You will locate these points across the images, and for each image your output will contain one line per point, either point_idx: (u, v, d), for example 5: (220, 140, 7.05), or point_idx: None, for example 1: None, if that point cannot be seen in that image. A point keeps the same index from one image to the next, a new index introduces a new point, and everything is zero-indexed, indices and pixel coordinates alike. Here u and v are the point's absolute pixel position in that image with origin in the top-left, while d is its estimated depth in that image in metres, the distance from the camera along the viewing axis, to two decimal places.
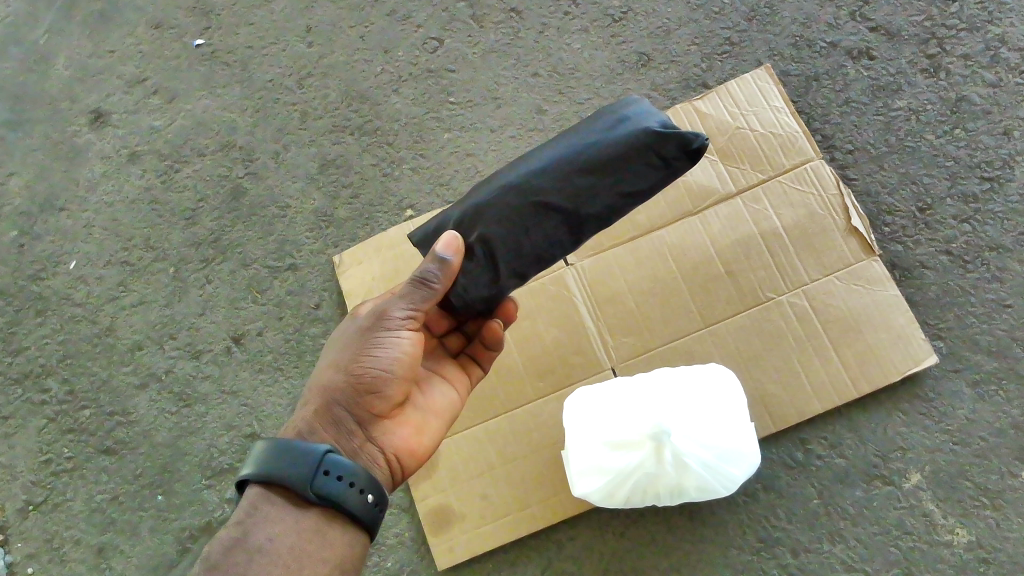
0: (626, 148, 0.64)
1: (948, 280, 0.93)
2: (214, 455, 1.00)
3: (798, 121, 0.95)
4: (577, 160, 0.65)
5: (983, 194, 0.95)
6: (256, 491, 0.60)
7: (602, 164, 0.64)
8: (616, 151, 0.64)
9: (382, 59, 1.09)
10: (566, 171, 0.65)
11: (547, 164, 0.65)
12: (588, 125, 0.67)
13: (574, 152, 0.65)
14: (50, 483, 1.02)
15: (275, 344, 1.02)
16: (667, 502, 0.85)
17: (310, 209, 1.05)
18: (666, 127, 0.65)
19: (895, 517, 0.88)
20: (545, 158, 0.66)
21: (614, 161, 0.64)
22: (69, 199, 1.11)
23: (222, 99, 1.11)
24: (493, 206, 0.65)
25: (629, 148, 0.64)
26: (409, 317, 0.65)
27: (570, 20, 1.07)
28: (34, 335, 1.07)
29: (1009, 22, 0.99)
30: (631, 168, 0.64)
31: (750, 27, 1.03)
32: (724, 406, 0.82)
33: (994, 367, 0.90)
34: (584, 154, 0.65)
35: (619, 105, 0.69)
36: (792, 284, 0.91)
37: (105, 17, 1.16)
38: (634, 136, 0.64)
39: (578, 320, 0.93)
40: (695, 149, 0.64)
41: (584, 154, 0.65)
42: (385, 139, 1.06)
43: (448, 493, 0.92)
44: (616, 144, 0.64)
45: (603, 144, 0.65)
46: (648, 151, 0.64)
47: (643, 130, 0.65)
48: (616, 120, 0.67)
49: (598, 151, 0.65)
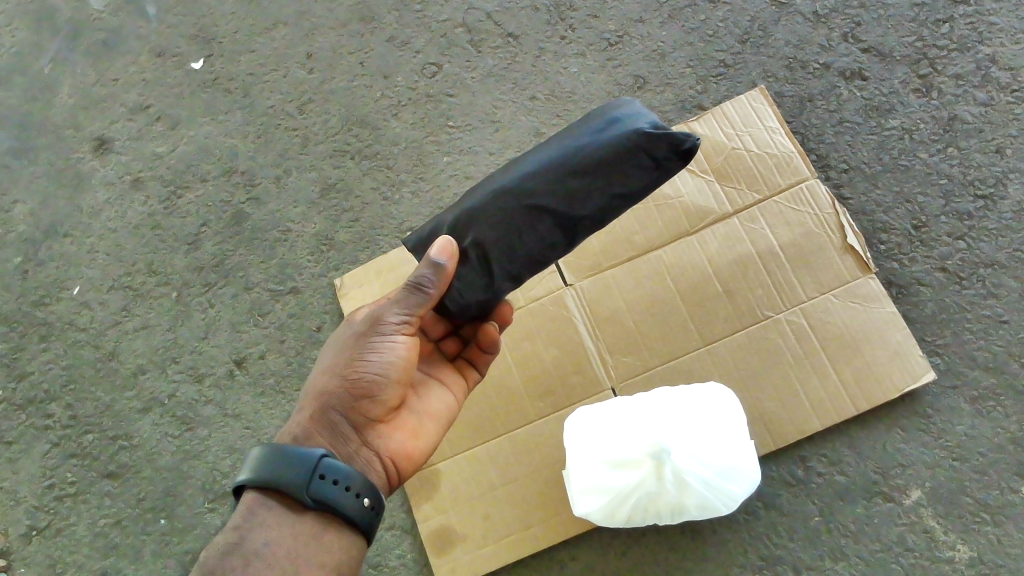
0: (617, 150, 0.65)
1: (944, 296, 0.94)
2: (218, 477, 1.00)
3: (793, 142, 0.96)
4: (570, 163, 0.66)
5: (977, 212, 0.96)
6: (253, 497, 0.61)
7: (595, 166, 0.65)
8: (608, 153, 0.65)
9: (382, 84, 1.11)
10: (559, 174, 0.66)
11: (540, 167, 0.67)
12: (580, 128, 0.69)
13: (566, 155, 0.67)
14: (53, 508, 1.03)
15: (277, 367, 1.03)
16: (668, 521, 0.85)
17: (311, 232, 1.07)
18: (656, 128, 0.66)
19: (897, 534, 0.88)
20: (537, 162, 0.67)
21: (606, 163, 0.65)
22: (73, 225, 1.12)
23: (224, 126, 1.13)
24: (487, 209, 0.66)
25: (621, 150, 0.65)
26: (404, 323, 0.66)
27: (567, 44, 1.08)
28: (38, 360, 1.08)
29: (999, 42, 1.01)
30: (623, 170, 0.65)
31: (744, 49, 1.05)
32: (719, 413, 0.83)
33: (992, 383, 0.91)
34: (576, 157, 0.66)
35: (609, 108, 0.70)
36: (789, 302, 0.91)
37: (109, 45, 1.18)
38: (626, 138, 0.65)
39: (577, 340, 0.94)
40: (685, 149, 0.65)
41: (576, 156, 0.66)
42: (385, 163, 1.08)
43: (449, 514, 0.92)
44: (608, 146, 0.66)
45: (595, 145, 0.66)
46: (640, 152, 0.65)
47: (634, 131, 0.66)
48: (608, 122, 0.68)
49: (591, 153, 0.66)
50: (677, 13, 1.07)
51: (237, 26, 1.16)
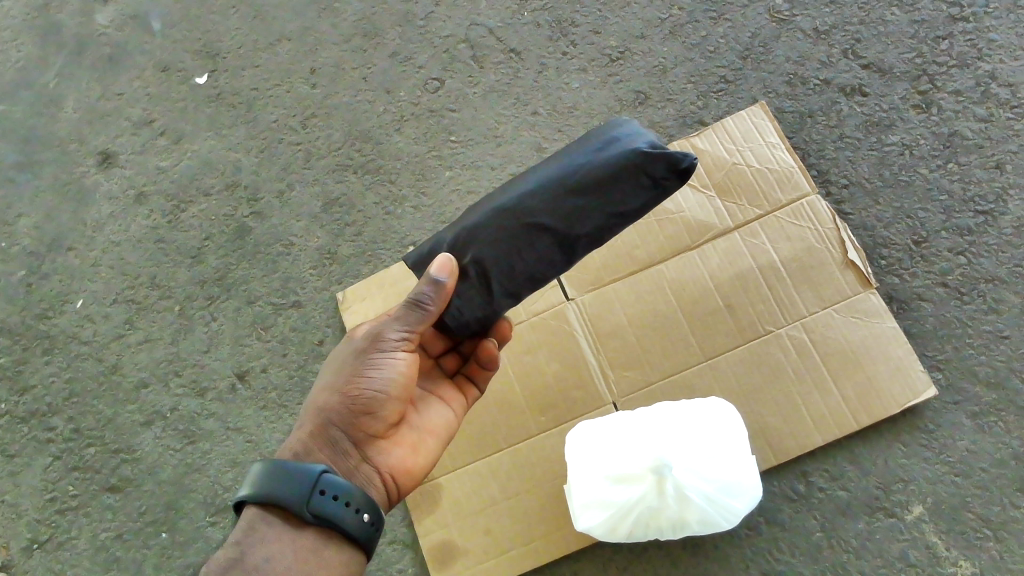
0: (616, 169, 0.66)
1: (944, 311, 0.94)
2: (219, 491, 1.00)
3: (794, 157, 0.96)
4: (569, 181, 0.66)
5: (978, 227, 0.96)
6: (254, 512, 0.61)
7: (593, 185, 0.66)
8: (606, 171, 0.66)
9: (385, 99, 1.12)
10: (558, 193, 0.66)
11: (539, 186, 0.67)
12: (578, 147, 0.69)
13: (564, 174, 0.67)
14: (55, 522, 1.03)
15: (279, 381, 1.03)
16: (670, 536, 0.85)
17: (314, 246, 1.07)
18: (654, 147, 0.67)
19: (899, 549, 0.88)
20: (538, 179, 0.68)
21: (605, 181, 0.66)
22: (76, 239, 1.13)
23: (227, 140, 1.13)
24: (486, 227, 0.67)
25: (619, 168, 0.66)
26: (404, 339, 0.66)
27: (568, 60, 1.09)
28: (41, 374, 1.08)
29: (998, 59, 1.01)
30: (622, 190, 0.66)
31: (745, 65, 1.05)
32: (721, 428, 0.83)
33: (993, 399, 0.91)
34: (575, 175, 0.66)
35: (608, 127, 0.70)
36: (790, 317, 0.92)
37: (114, 60, 1.19)
38: (624, 157, 0.66)
39: (578, 355, 0.94)
40: (683, 168, 0.66)
41: (575, 175, 0.66)
42: (387, 177, 1.08)
43: (450, 529, 0.92)
44: (606, 164, 0.66)
45: (593, 164, 0.66)
46: (638, 171, 0.66)
47: (632, 150, 0.66)
48: (606, 141, 0.68)
49: (589, 171, 0.66)
50: (678, 29, 1.08)
51: (241, 41, 1.17)
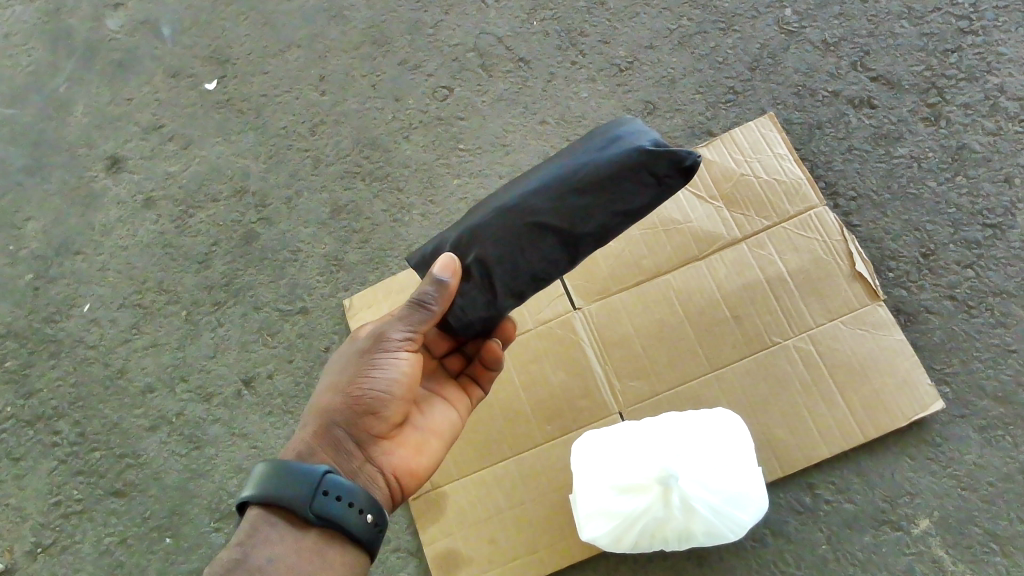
0: (620, 166, 0.66)
1: (952, 324, 0.94)
2: (224, 497, 1.01)
3: (802, 169, 0.96)
4: (571, 180, 0.66)
5: (986, 240, 0.96)
6: (257, 513, 0.61)
7: (596, 182, 0.66)
8: (608, 169, 0.66)
9: (394, 107, 1.12)
10: (560, 192, 0.66)
11: (541, 185, 0.67)
12: (581, 147, 0.69)
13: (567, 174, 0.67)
14: (59, 525, 1.03)
15: (285, 387, 1.03)
16: (675, 547, 0.84)
17: (321, 253, 1.07)
18: (657, 145, 0.67)
19: (905, 563, 0.88)
20: (539, 179, 0.68)
21: (607, 179, 0.66)
22: (84, 243, 1.13)
23: (236, 146, 1.14)
24: (489, 225, 0.67)
25: (622, 166, 0.66)
26: (407, 340, 0.66)
27: (577, 69, 1.09)
28: (47, 377, 1.08)
29: (1008, 72, 1.02)
30: (625, 188, 0.66)
31: (753, 76, 1.06)
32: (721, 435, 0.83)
33: (1001, 413, 0.90)
34: (578, 173, 0.66)
35: (611, 126, 0.71)
36: (797, 328, 0.92)
37: (124, 66, 1.19)
38: (627, 155, 0.66)
39: (584, 363, 0.94)
40: (687, 165, 0.65)
41: (578, 172, 0.66)
42: (395, 185, 1.08)
43: (454, 536, 0.92)
44: (609, 162, 0.66)
45: (596, 162, 0.67)
46: (641, 169, 0.66)
47: (635, 148, 0.66)
48: (609, 140, 0.68)
49: (592, 169, 0.66)
50: (686, 40, 1.08)
51: (250, 48, 1.18)
